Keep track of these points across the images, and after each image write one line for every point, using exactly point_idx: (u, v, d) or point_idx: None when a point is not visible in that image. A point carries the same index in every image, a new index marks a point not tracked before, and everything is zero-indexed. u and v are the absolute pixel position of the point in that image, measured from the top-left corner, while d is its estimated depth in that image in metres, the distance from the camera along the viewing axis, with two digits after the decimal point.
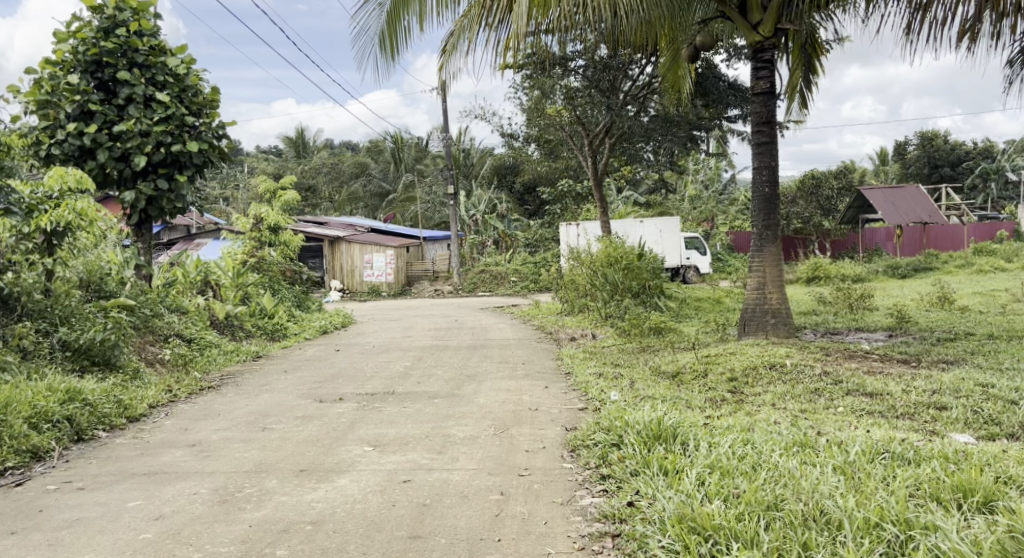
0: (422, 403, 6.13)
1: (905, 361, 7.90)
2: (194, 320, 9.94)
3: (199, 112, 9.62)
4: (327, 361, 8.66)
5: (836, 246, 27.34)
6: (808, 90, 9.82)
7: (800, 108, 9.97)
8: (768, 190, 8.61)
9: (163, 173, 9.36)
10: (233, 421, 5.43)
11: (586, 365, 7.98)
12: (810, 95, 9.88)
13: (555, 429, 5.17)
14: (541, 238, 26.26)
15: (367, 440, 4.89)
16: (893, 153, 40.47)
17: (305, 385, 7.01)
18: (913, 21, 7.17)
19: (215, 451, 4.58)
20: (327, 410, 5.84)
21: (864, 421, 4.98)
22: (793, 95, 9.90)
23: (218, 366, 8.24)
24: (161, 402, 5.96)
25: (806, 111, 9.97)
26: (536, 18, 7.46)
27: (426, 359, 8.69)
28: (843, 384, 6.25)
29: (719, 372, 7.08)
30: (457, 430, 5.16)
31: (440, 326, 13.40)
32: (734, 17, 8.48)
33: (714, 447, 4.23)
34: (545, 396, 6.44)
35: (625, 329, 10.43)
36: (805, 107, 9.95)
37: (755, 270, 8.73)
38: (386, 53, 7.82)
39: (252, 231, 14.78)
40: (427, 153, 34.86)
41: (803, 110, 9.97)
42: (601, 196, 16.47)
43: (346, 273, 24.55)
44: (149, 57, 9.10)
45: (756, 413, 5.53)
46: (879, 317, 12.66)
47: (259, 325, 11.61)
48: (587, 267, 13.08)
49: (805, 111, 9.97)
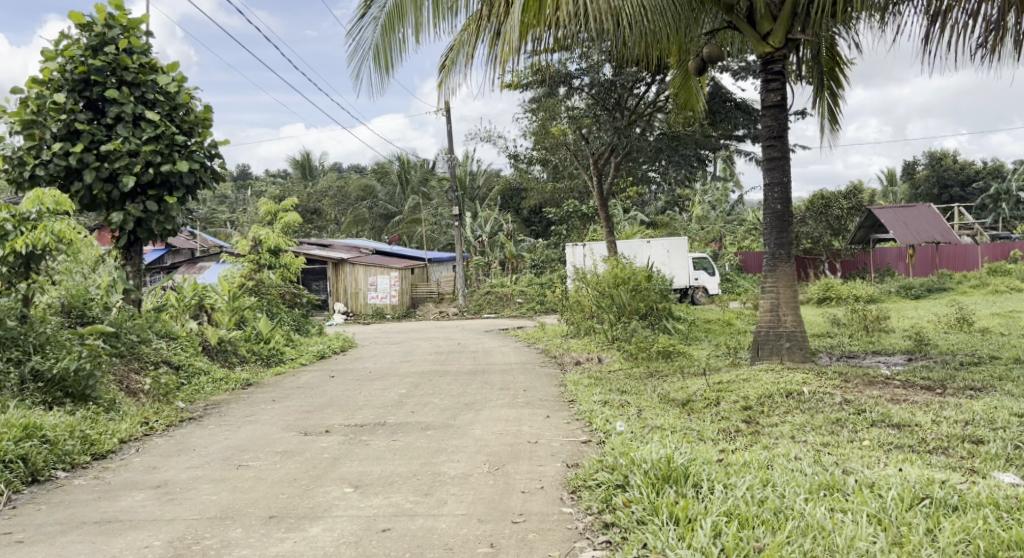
0: (414, 435, 5.73)
1: (929, 388, 7.46)
2: (183, 346, 9.52)
3: (191, 131, 9.27)
4: (319, 389, 8.25)
5: (846, 266, 26.89)
6: (836, 104, 9.38)
7: (832, 124, 9.55)
8: (781, 207, 8.19)
9: (152, 195, 8.99)
10: (207, 456, 5.04)
11: (591, 392, 7.56)
12: (839, 110, 9.44)
13: (556, 465, 4.77)
14: (547, 259, 25.83)
15: (348, 479, 4.50)
16: (902, 172, 40.12)
17: (292, 416, 6.61)
18: (931, 31, 6.78)
19: (181, 494, 4.18)
20: (311, 445, 5.45)
21: (893, 457, 4.54)
22: (822, 113, 9.49)
23: (204, 396, 7.85)
24: (134, 436, 5.56)
25: (839, 127, 9.52)
26: (531, 39, 7.18)
27: (423, 387, 8.27)
28: (866, 414, 5.80)
29: (732, 400, 6.64)
30: (448, 467, 4.75)
31: (441, 349, 13.02)
32: (745, 30, 8.12)
33: (730, 490, 3.81)
34: (545, 428, 6.02)
35: (632, 353, 10.00)
36: (836, 124, 9.53)
37: (768, 292, 8.30)
38: (380, 69, 7.45)
39: (250, 253, 14.45)
40: (433, 174, 34.62)
41: (835, 127, 9.54)
42: (607, 217, 16.05)
43: (350, 295, 24.13)
44: (138, 75, 8.78)
45: (775, 447, 5.11)
46: (896, 339, 12.22)
47: (254, 350, 11.22)
48: (593, 288, 12.70)
49: (835, 127, 9.54)
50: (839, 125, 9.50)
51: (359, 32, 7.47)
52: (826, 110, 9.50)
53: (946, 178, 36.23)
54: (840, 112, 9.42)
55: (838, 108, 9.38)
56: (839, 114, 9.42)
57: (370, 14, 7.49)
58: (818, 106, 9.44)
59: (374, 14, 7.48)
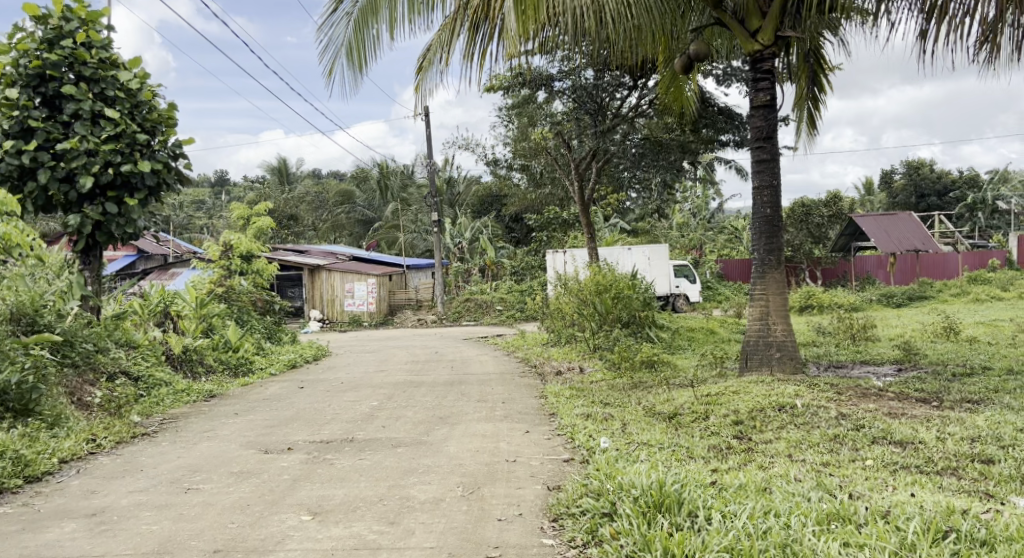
0: (383, 453, 5.33)
1: (924, 401, 7.16)
2: (145, 356, 9.02)
3: (154, 130, 8.77)
4: (285, 402, 7.80)
5: (826, 275, 26.53)
6: (817, 109, 8.97)
7: (809, 129, 9.20)
8: (770, 211, 7.85)
9: (112, 196, 8.50)
10: (156, 477, 4.62)
11: (573, 404, 7.17)
12: (818, 115, 9.09)
13: (535, 488, 4.40)
14: (527, 266, 25.37)
15: (306, 505, 4.12)
16: (879, 181, 40.19)
17: (253, 432, 6.16)
18: (927, 29, 6.44)
19: (117, 523, 3.77)
20: (270, 464, 5.04)
21: (901, 478, 4.21)
22: (800, 117, 9.13)
23: (162, 409, 7.37)
24: (77, 455, 5.10)
25: (817, 132, 9.18)
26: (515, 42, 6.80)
27: (396, 399, 7.85)
28: (866, 430, 5.47)
29: (722, 414, 6.28)
30: (418, 491, 4.35)
31: (418, 358, 12.59)
32: (733, 27, 7.80)
33: (730, 520, 3.46)
34: (524, 444, 5.64)
35: (615, 362, 9.62)
36: (813, 128, 9.17)
37: (756, 299, 7.96)
38: (353, 66, 7.02)
39: (220, 259, 13.90)
40: (412, 180, 34.22)
41: (812, 132, 9.20)
42: (587, 222, 15.65)
43: (326, 302, 23.64)
44: (98, 70, 8.28)
45: (771, 466, 4.77)
46: (884, 348, 11.96)
47: (221, 359, 10.74)
48: (575, 295, 12.31)
49: (813, 133, 9.17)
50: (816, 131, 9.16)
51: (331, 28, 7.06)
52: (805, 115, 9.13)
53: (923, 188, 36.26)
54: (819, 117, 9.07)
55: (817, 113, 9.02)
56: (819, 119, 9.06)
57: (342, 8, 7.08)
58: (797, 111, 9.07)
59: (347, 8, 7.07)
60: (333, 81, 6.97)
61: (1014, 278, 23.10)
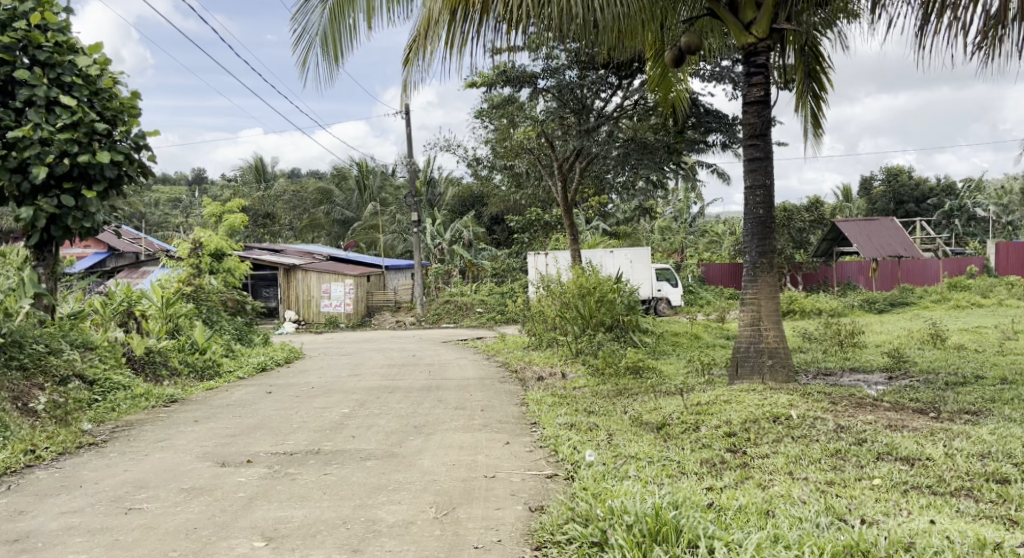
0: (351, 468, 4.90)
1: (921, 412, 6.83)
2: (103, 358, 8.49)
3: (114, 119, 8.28)
4: (251, 408, 7.36)
5: (807, 279, 26.36)
6: (820, 108, 8.60)
7: (815, 130, 8.81)
8: (763, 212, 7.52)
9: (68, 188, 8.00)
10: (95, 495, 4.18)
11: (555, 413, 6.78)
12: (822, 115, 8.69)
13: (516, 509, 4.01)
14: (508, 268, 24.95)
15: (261, 528, 3.73)
16: (858, 188, 39.93)
17: (212, 442, 5.72)
18: (926, 23, 6.34)
19: (41, 552, 3.39)
20: (226, 479, 4.62)
21: (915, 501, 3.86)
22: (804, 118, 8.76)
23: (115, 416, 6.90)
24: (10, 470, 4.67)
25: (822, 133, 8.78)
26: (495, 32, 6.40)
27: (369, 406, 7.42)
28: (869, 444, 5.10)
29: (713, 425, 5.92)
30: (386, 512, 3.96)
31: (394, 362, 12.14)
32: (726, 18, 7.42)
33: (735, 553, 3.12)
34: (504, 458, 5.24)
35: (598, 368, 9.25)
36: (819, 129, 8.78)
37: (747, 305, 7.62)
38: (329, 57, 6.57)
39: (190, 257, 13.52)
40: (392, 181, 33.69)
41: (818, 133, 8.81)
42: (570, 224, 15.23)
43: (302, 303, 23.07)
44: (54, 55, 7.79)
45: (771, 485, 4.41)
46: (872, 355, 11.67)
47: (188, 360, 10.20)
48: (557, 299, 11.93)
49: (819, 133, 8.79)
50: (822, 132, 8.76)
51: (305, 16, 6.62)
52: (809, 114, 8.75)
53: (902, 195, 35.78)
54: (823, 117, 8.67)
55: (821, 113, 8.64)
56: (823, 118, 8.67)
57: None
58: (800, 111, 8.69)
59: None
60: (307, 73, 6.53)
61: (995, 286, 23.00)
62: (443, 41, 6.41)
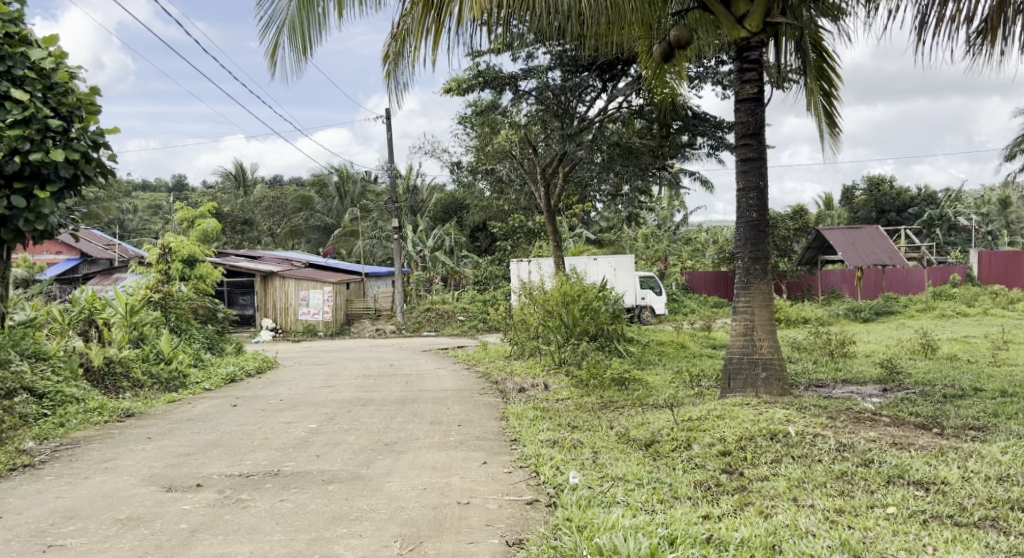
0: (311, 493, 4.44)
1: (925, 428, 6.42)
2: (57, 369, 7.97)
3: (70, 116, 7.71)
4: (211, 424, 6.85)
5: (791, 287, 26.16)
6: (831, 105, 8.20)
7: (831, 128, 8.41)
8: (756, 216, 7.12)
9: (19, 188, 7.44)
10: (13, 529, 3.73)
11: (538, 429, 6.33)
12: (834, 113, 8.30)
13: (491, 543, 3.58)
14: (490, 276, 24.53)
15: None
16: (840, 197, 39.75)
17: (162, 463, 5.24)
18: (925, 20, 5.96)
19: None
20: (170, 505, 4.17)
21: (937, 534, 3.49)
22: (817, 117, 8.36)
23: (61, 432, 6.38)
24: None
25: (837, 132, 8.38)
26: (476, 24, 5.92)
27: (338, 421, 6.93)
28: (877, 466, 4.68)
29: (707, 443, 5.49)
30: (344, 548, 3.52)
31: (370, 372, 11.66)
32: (718, 11, 7.07)
33: None
34: (480, 481, 4.79)
35: (583, 380, 8.81)
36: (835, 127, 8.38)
37: (741, 313, 7.22)
38: (296, 47, 6.11)
39: (159, 263, 12.96)
40: (372, 187, 33.21)
41: (834, 131, 8.40)
42: (553, 231, 14.75)
43: (279, 310, 22.52)
44: (4, 46, 7.28)
45: (773, 512, 4.01)
46: (864, 365, 11.30)
47: (150, 371, 9.63)
48: (540, 306, 11.48)
49: (835, 131, 8.39)
50: (837, 129, 8.36)
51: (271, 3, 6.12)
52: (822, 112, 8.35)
53: (883, 204, 35.18)
54: (835, 115, 8.28)
55: (834, 110, 8.24)
56: (836, 117, 8.28)
57: None
58: (811, 110, 8.29)
59: None
60: (275, 63, 6.08)
61: (980, 295, 22.78)
62: (422, 34, 5.98)
